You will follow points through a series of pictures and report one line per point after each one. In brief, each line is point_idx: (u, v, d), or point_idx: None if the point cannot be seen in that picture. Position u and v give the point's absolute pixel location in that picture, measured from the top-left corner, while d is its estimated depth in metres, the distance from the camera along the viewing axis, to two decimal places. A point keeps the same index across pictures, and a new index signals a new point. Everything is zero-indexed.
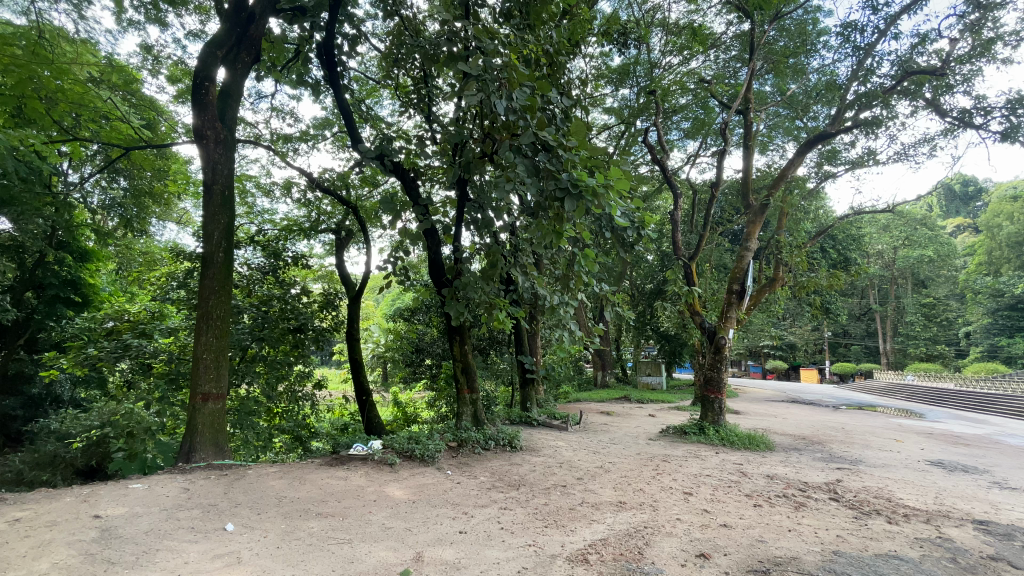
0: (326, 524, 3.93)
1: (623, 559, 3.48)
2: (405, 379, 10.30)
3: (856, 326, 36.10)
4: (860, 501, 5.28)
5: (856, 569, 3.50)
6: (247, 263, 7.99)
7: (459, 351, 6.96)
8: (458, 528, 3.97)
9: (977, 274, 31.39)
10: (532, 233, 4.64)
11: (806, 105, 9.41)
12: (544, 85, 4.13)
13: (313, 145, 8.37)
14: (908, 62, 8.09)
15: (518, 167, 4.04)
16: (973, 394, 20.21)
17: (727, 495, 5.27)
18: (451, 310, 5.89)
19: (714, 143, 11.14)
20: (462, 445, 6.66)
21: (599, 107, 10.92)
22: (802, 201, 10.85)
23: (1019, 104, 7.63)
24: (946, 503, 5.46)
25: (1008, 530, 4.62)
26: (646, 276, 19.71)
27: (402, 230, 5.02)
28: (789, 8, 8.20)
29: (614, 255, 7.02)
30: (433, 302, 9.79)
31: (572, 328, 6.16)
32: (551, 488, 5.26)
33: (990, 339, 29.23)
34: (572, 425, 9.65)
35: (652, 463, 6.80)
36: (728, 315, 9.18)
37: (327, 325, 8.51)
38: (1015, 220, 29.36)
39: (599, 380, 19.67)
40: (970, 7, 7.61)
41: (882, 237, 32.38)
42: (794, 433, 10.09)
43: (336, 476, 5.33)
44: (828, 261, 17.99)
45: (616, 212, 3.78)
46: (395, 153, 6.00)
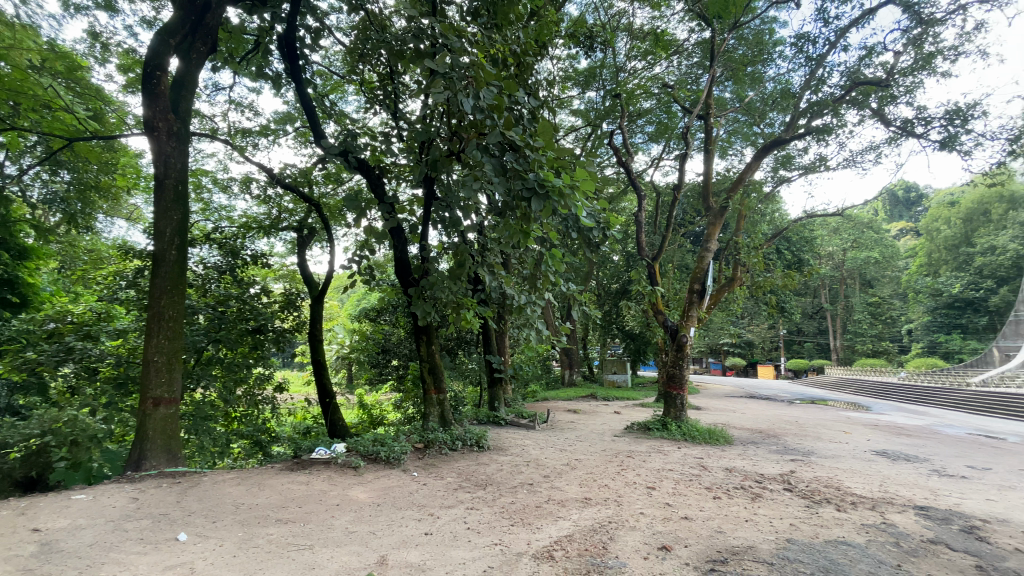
0: (285, 529, 3.82)
1: (588, 555, 3.52)
2: (370, 381, 10.09)
3: (809, 324, 37.75)
4: (812, 490, 5.55)
5: (808, 557, 3.67)
6: (203, 261, 7.61)
7: (426, 351, 6.87)
8: (424, 529, 3.93)
9: (918, 274, 33.46)
10: (500, 232, 4.72)
11: (762, 111, 9.84)
12: (511, 85, 4.23)
13: (274, 141, 8.11)
14: (855, 73, 8.55)
15: (485, 166, 4.06)
16: (915, 387, 21.53)
17: (688, 489, 5.42)
18: (418, 310, 5.83)
19: (676, 148, 11.43)
20: (429, 447, 6.60)
21: (566, 109, 11.02)
22: (759, 204, 11.33)
23: (956, 116, 8.17)
24: (890, 490, 5.80)
25: (946, 515, 4.95)
26: (611, 276, 20.03)
27: (368, 228, 4.99)
28: (747, 17, 8.49)
29: (581, 254, 7.09)
30: (399, 301, 9.67)
31: (538, 327, 6.17)
32: (518, 486, 5.28)
33: (930, 336, 31.18)
34: (540, 423, 9.72)
35: (617, 459, 6.92)
36: (689, 314, 9.44)
37: (287, 326, 8.24)
38: (952, 224, 31.59)
39: (567, 379, 19.82)
40: (913, 21, 8.08)
41: (832, 240, 34.17)
42: (752, 428, 10.47)
43: (297, 481, 5.18)
44: (783, 261, 18.82)
45: (582, 211, 3.90)
46: (360, 149, 5.86)
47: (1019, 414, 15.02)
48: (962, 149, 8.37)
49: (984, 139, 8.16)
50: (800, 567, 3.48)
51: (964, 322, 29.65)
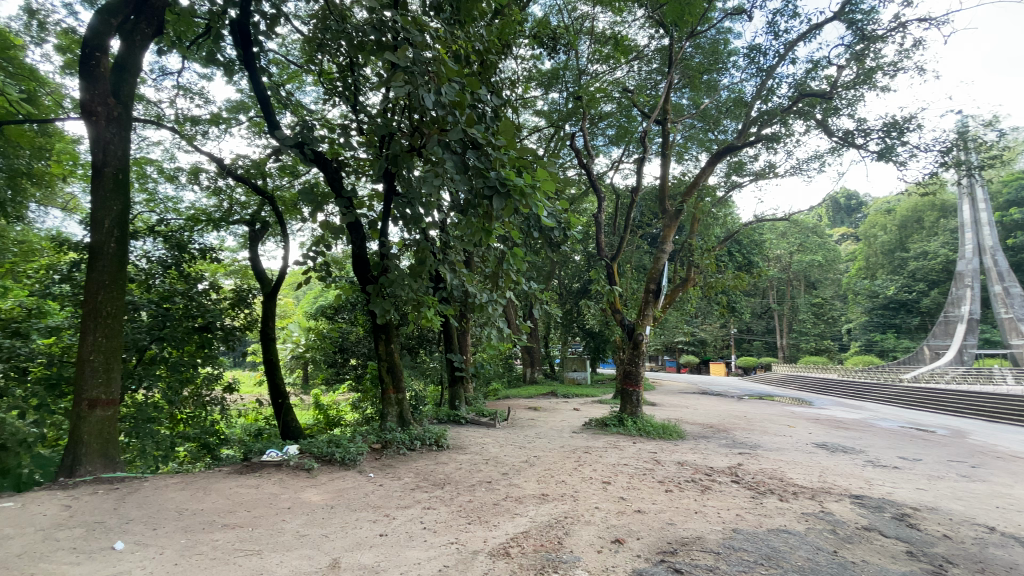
0: (231, 535, 3.67)
1: (543, 550, 3.57)
2: (327, 380, 9.85)
3: (758, 323, 39.44)
4: (757, 482, 5.82)
5: (752, 545, 3.84)
6: (146, 255, 7.14)
7: (384, 350, 6.74)
8: (379, 531, 3.87)
9: (857, 277, 35.68)
10: (461, 230, 4.73)
11: (717, 119, 10.22)
12: (474, 82, 4.26)
13: (226, 131, 7.75)
14: (802, 85, 9.00)
15: (445, 162, 4.03)
16: (853, 383, 22.96)
17: (642, 483, 5.58)
18: (376, 308, 5.71)
19: (636, 152, 11.70)
20: (386, 447, 6.50)
21: (530, 109, 11.08)
22: (713, 208, 11.77)
23: (892, 129, 8.74)
24: (829, 480, 6.16)
25: (878, 503, 5.29)
26: (572, 275, 20.31)
27: (324, 223, 4.86)
28: (704, 27, 8.78)
29: (542, 254, 7.14)
30: (357, 298, 9.49)
31: (499, 326, 6.17)
32: (476, 484, 5.28)
33: (867, 335, 33.20)
34: (500, 421, 9.73)
35: (574, 455, 7.03)
36: (646, 313, 9.67)
37: (237, 324, 7.90)
38: (888, 230, 34.10)
39: (528, 378, 19.94)
40: (856, 37, 8.56)
41: (780, 243, 35.94)
42: (703, 422, 10.86)
43: (245, 485, 4.98)
44: (735, 263, 19.64)
45: (543, 211, 3.96)
46: (317, 142, 5.69)
47: (947, 408, 16.19)
48: (898, 159, 8.95)
49: (917, 150, 8.76)
50: (744, 556, 3.64)
51: (898, 322, 31.73)
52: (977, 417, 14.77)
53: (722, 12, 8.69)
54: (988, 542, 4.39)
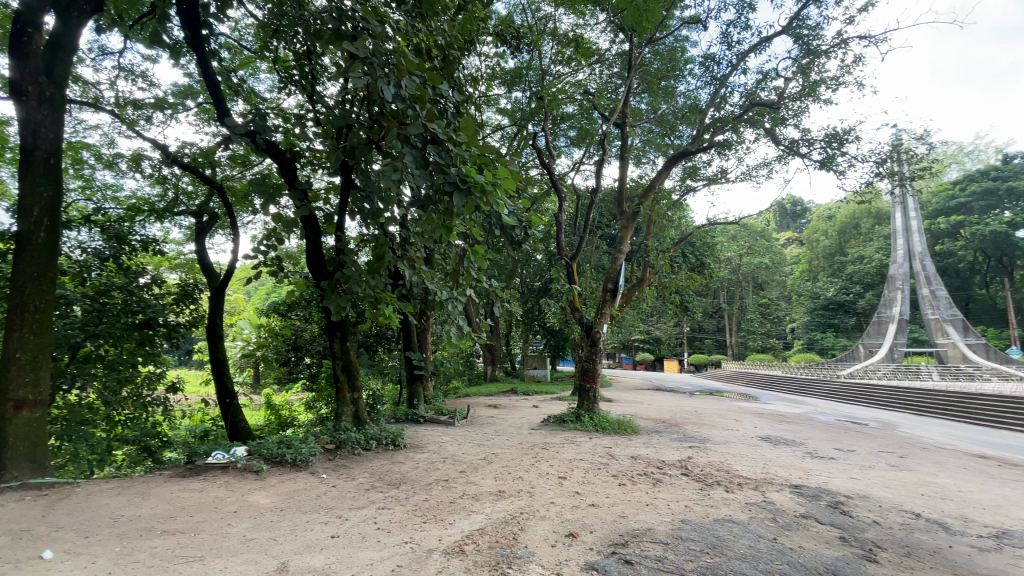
0: (172, 541, 3.50)
1: (498, 546, 3.59)
2: (279, 379, 9.53)
3: (710, 322, 41.02)
4: (705, 474, 6.07)
5: (698, 535, 4.01)
6: (81, 245, 6.67)
7: (340, 348, 6.57)
8: (330, 533, 3.78)
9: (801, 279, 37.74)
10: (421, 226, 4.71)
11: (673, 124, 10.56)
12: (434, 76, 4.25)
13: (171, 116, 7.34)
14: (753, 95, 9.42)
15: (405, 156, 3.98)
16: (795, 379, 24.27)
17: (597, 477, 5.71)
18: (331, 304, 5.56)
19: (596, 154, 11.92)
20: (340, 447, 6.36)
21: (492, 107, 11.08)
22: (668, 210, 12.14)
23: (832, 140, 9.28)
24: (771, 471, 6.49)
25: (815, 492, 5.63)
26: (533, 274, 20.50)
27: (276, 215, 4.69)
28: (662, 34, 9.03)
29: (503, 252, 7.17)
30: (312, 295, 9.23)
31: (459, 323, 6.14)
32: (432, 483, 5.25)
33: (808, 334, 35.06)
34: (458, 419, 9.70)
35: (532, 451, 7.11)
36: (603, 311, 9.86)
37: (181, 321, 7.50)
38: (829, 236, 36.22)
39: (489, 376, 19.95)
40: (803, 52, 9.03)
41: (731, 245, 37.50)
42: (657, 418, 11.22)
43: (188, 489, 4.75)
44: (688, 264, 20.35)
45: (503, 208, 4.01)
46: (270, 131, 5.48)
47: (879, 402, 17.39)
48: (838, 169, 9.51)
49: (855, 161, 9.33)
50: (691, 545, 3.79)
51: (837, 322, 33.77)
52: (904, 411, 15.94)
53: (680, 20, 8.96)
54: (911, 527, 4.75)
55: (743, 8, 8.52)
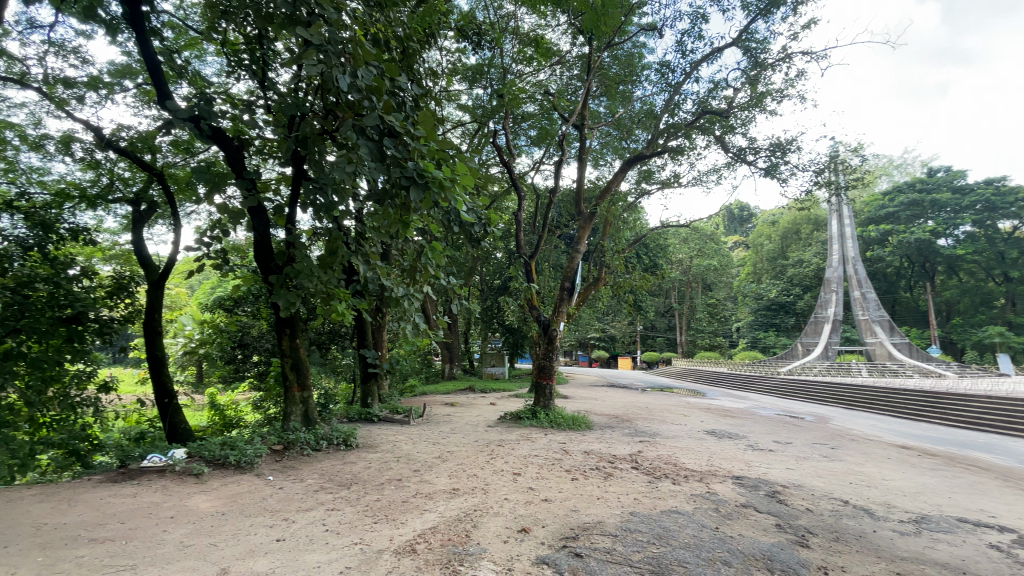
0: (100, 549, 3.29)
1: (450, 544, 3.59)
2: (224, 378, 9.13)
3: (662, 321, 42.41)
4: (654, 467, 6.28)
5: (646, 526, 4.15)
6: (1, 233, 6.08)
7: (289, 346, 6.34)
8: (275, 536, 3.66)
9: (746, 281, 39.64)
10: (377, 220, 4.64)
11: (630, 128, 10.83)
12: (392, 68, 4.17)
13: (107, 97, 6.85)
14: (704, 103, 9.79)
15: (360, 148, 3.89)
16: (739, 376, 25.49)
17: (550, 473, 5.80)
18: (280, 300, 5.36)
19: (556, 154, 12.06)
20: (288, 448, 6.16)
21: (453, 103, 11.00)
22: (624, 213, 12.43)
23: (776, 149, 9.79)
24: (715, 463, 6.80)
25: (755, 482, 5.94)
26: (493, 272, 20.53)
27: (220, 206, 4.46)
28: (620, 39, 9.23)
29: (462, 249, 7.14)
30: (261, 290, 8.89)
31: (415, 321, 6.05)
32: (385, 482, 5.17)
33: (752, 332, 36.88)
34: (414, 418, 9.58)
35: (487, 448, 7.13)
36: (560, 310, 9.99)
37: (116, 316, 7.04)
38: (773, 240, 38.21)
39: (447, 374, 19.83)
40: (751, 64, 9.47)
41: (683, 247, 38.88)
42: (610, 413, 11.52)
43: (120, 494, 4.47)
44: (643, 264, 20.96)
45: (461, 205, 3.99)
46: (217, 117, 5.21)
47: (815, 397, 18.54)
48: (781, 177, 10.03)
49: (796, 170, 9.86)
50: (639, 537, 3.92)
51: (778, 322, 35.69)
52: (837, 405, 17.05)
53: (637, 27, 9.19)
54: (841, 513, 5.09)
55: (697, 19, 8.83)
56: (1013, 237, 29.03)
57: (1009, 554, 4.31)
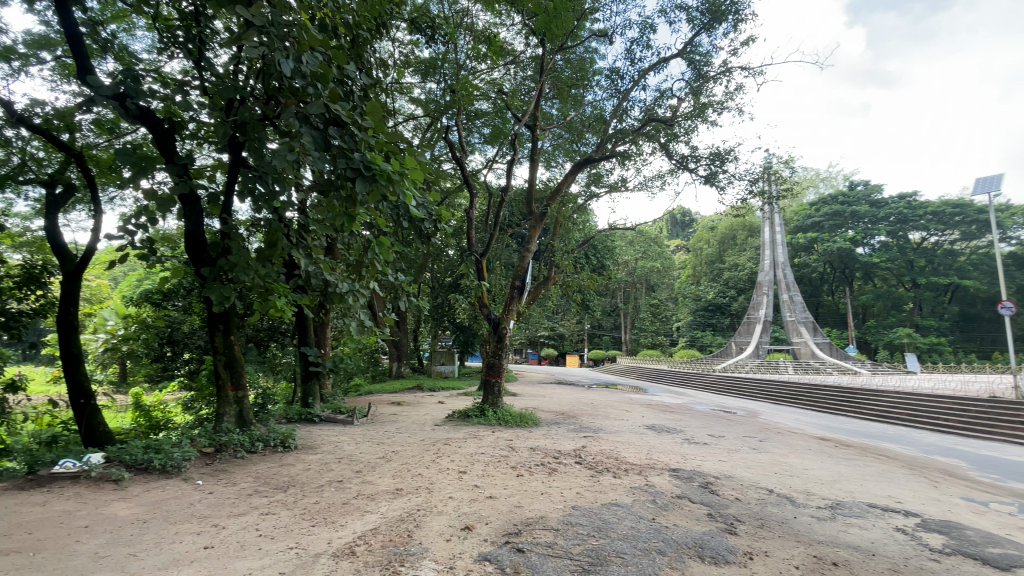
0: (1, 563, 2.99)
1: (391, 545, 3.54)
2: (150, 377, 8.53)
3: (608, 320, 43.66)
4: (597, 462, 6.47)
5: (587, 520, 4.27)
6: None
7: (222, 343, 6.02)
8: (203, 543, 3.47)
9: (687, 283, 41.52)
10: (321, 212, 4.50)
11: (581, 132, 11.06)
12: (340, 55, 4.04)
13: (19, 69, 6.19)
14: (651, 111, 10.15)
15: (303, 137, 3.73)
16: (678, 373, 26.68)
17: (496, 470, 5.84)
18: (213, 294, 5.06)
19: (508, 154, 12.10)
20: (220, 451, 5.84)
21: (405, 96, 10.80)
22: (574, 214, 12.68)
23: (715, 158, 10.30)
24: (654, 457, 7.09)
25: (690, 474, 6.25)
26: (443, 269, 20.35)
27: (147, 191, 4.18)
28: (573, 43, 9.40)
29: (411, 245, 7.02)
30: (193, 283, 8.39)
31: (360, 317, 5.90)
32: (325, 484, 5.02)
33: (690, 332, 38.67)
34: (358, 418, 9.34)
35: (433, 447, 7.07)
36: (510, 308, 10.05)
37: (26, 309, 6.41)
38: (711, 244, 40.20)
39: (394, 372, 19.48)
40: (694, 76, 9.91)
41: (629, 249, 40.08)
42: (556, 410, 11.74)
43: (26, 503, 4.08)
44: (590, 265, 21.48)
45: (410, 199, 3.93)
46: (145, 96, 4.85)
47: (747, 393, 19.69)
48: (719, 185, 10.57)
49: (733, 180, 10.43)
50: (580, 530, 4.03)
51: (715, 322, 37.63)
52: (765, 400, 18.22)
53: (590, 32, 9.38)
54: (766, 502, 5.46)
55: (645, 29, 9.13)
56: (920, 248, 32.06)
57: (909, 535, 4.77)
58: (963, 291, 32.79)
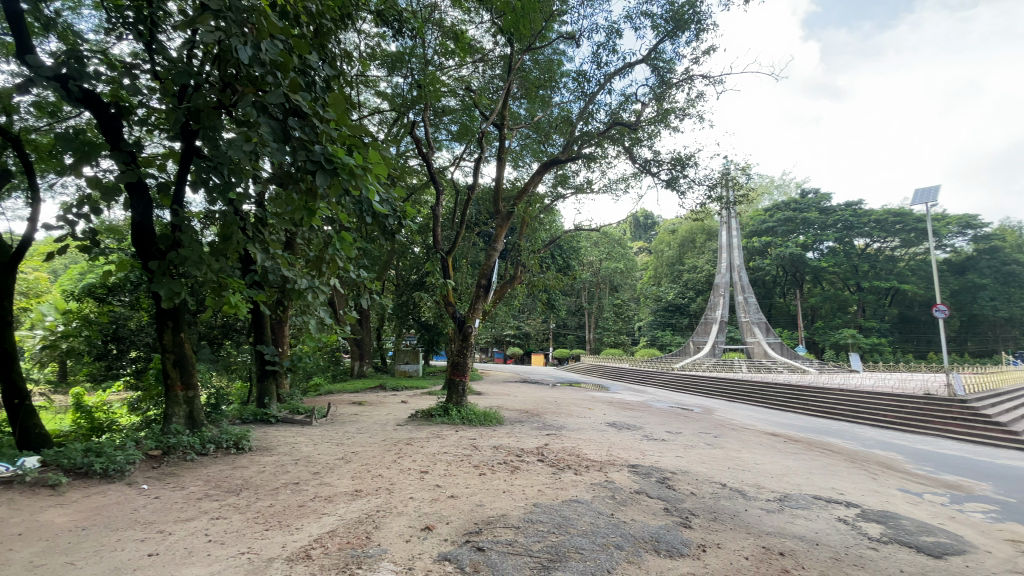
0: None
1: (348, 548, 3.48)
2: (93, 376, 8.07)
3: (573, 319, 44.23)
4: (558, 459, 6.55)
5: (547, 517, 4.32)
6: None
7: (171, 341, 5.76)
8: (147, 550, 3.31)
9: (649, 283, 42.55)
10: (279, 206, 4.36)
11: (548, 133, 11.15)
12: (302, 45, 3.93)
13: None
14: (616, 114, 10.33)
15: (260, 127, 3.61)
16: (639, 371, 27.33)
17: (458, 469, 5.82)
18: (161, 288, 4.83)
19: (475, 152, 12.06)
20: (168, 453, 5.58)
21: (371, 89, 10.58)
22: (540, 214, 12.77)
23: (677, 163, 10.59)
24: (615, 454, 7.24)
25: (648, 470, 6.41)
26: (409, 267, 20.12)
27: (91, 179, 3.97)
28: (541, 43, 9.46)
29: (375, 242, 6.89)
30: (141, 277, 7.99)
31: (320, 315, 5.76)
32: (280, 487, 4.88)
33: (652, 331, 39.65)
34: (316, 418, 9.12)
35: (395, 447, 6.98)
36: (476, 307, 10.02)
37: None
38: (672, 246, 41.34)
39: (356, 371, 19.09)
40: (658, 82, 10.15)
41: (594, 250, 40.68)
42: (519, 408, 11.80)
43: None
44: (556, 264, 21.71)
45: (373, 194, 3.86)
46: (90, 78, 4.57)
47: (704, 391, 20.34)
48: (680, 190, 10.86)
49: (693, 184, 10.74)
50: (540, 527, 4.07)
51: (675, 322, 38.72)
52: (721, 398, 18.90)
53: (558, 33, 9.45)
54: (719, 495, 5.67)
55: (612, 34, 9.28)
56: (865, 253, 33.96)
57: (850, 525, 5.06)
58: (903, 295, 34.96)
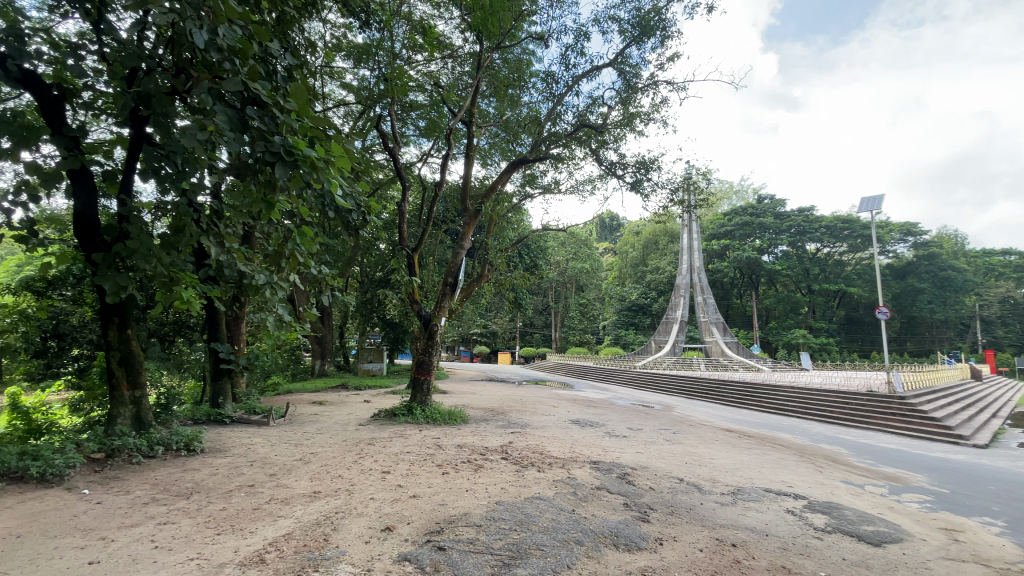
0: None
1: (305, 551, 3.41)
2: (31, 374, 7.60)
3: (539, 318, 44.56)
4: (522, 457, 6.59)
5: (510, 514, 4.35)
6: None
7: (117, 338, 5.48)
8: (87, 559, 3.14)
9: (614, 283, 43.33)
10: (236, 197, 4.20)
11: (516, 132, 11.18)
12: (262, 32, 3.80)
13: None
14: (583, 116, 10.45)
15: (216, 115, 3.47)
16: (603, 370, 27.81)
17: (421, 468, 5.78)
18: (106, 282, 4.57)
19: (443, 148, 11.96)
20: (112, 456, 5.30)
21: (336, 81, 10.32)
22: (507, 213, 12.79)
23: (641, 166, 10.80)
24: (577, 450, 7.34)
25: (609, 466, 6.54)
26: (374, 264, 19.78)
27: (29, 164, 3.74)
28: (511, 42, 9.46)
29: (339, 237, 6.73)
30: (84, 271, 7.56)
31: (278, 311, 5.59)
32: (234, 489, 4.72)
33: (616, 330, 40.43)
34: (275, 418, 8.85)
35: (356, 447, 6.86)
36: (442, 305, 9.94)
37: None
38: (636, 247, 42.20)
39: (317, 370, 18.62)
40: (624, 86, 10.32)
41: (561, 250, 41.05)
42: (484, 407, 11.81)
43: None
44: (523, 263, 21.80)
45: (335, 188, 3.78)
46: (30, 57, 4.27)
47: (666, 389, 20.88)
48: (644, 192, 11.09)
49: (656, 187, 10.99)
50: (502, 525, 4.09)
51: (638, 321, 39.55)
52: (681, 396, 19.44)
53: (527, 33, 9.47)
54: (676, 490, 5.85)
55: (580, 36, 9.37)
56: (816, 257, 35.63)
57: (797, 516, 5.32)
58: (850, 297, 36.88)
